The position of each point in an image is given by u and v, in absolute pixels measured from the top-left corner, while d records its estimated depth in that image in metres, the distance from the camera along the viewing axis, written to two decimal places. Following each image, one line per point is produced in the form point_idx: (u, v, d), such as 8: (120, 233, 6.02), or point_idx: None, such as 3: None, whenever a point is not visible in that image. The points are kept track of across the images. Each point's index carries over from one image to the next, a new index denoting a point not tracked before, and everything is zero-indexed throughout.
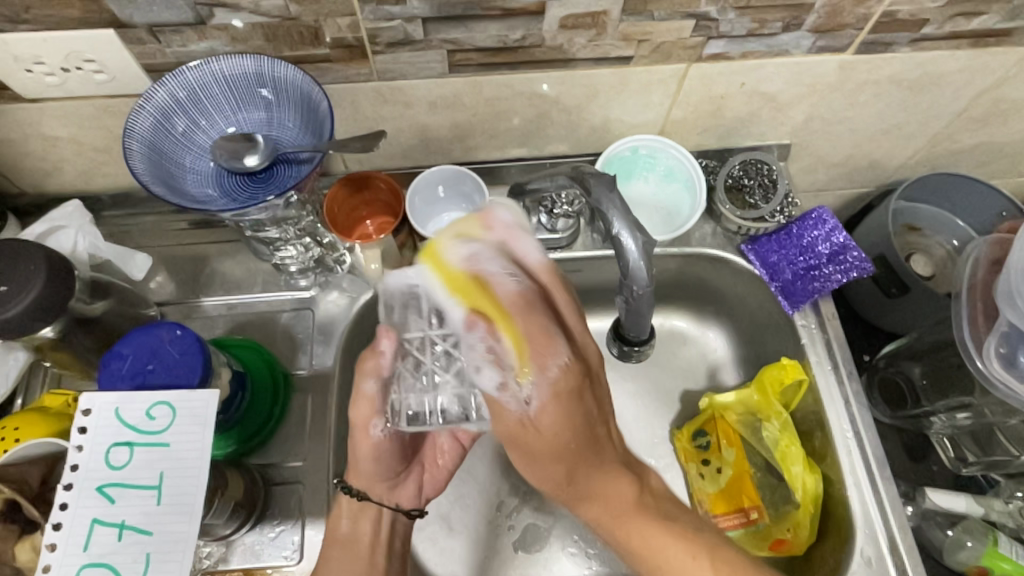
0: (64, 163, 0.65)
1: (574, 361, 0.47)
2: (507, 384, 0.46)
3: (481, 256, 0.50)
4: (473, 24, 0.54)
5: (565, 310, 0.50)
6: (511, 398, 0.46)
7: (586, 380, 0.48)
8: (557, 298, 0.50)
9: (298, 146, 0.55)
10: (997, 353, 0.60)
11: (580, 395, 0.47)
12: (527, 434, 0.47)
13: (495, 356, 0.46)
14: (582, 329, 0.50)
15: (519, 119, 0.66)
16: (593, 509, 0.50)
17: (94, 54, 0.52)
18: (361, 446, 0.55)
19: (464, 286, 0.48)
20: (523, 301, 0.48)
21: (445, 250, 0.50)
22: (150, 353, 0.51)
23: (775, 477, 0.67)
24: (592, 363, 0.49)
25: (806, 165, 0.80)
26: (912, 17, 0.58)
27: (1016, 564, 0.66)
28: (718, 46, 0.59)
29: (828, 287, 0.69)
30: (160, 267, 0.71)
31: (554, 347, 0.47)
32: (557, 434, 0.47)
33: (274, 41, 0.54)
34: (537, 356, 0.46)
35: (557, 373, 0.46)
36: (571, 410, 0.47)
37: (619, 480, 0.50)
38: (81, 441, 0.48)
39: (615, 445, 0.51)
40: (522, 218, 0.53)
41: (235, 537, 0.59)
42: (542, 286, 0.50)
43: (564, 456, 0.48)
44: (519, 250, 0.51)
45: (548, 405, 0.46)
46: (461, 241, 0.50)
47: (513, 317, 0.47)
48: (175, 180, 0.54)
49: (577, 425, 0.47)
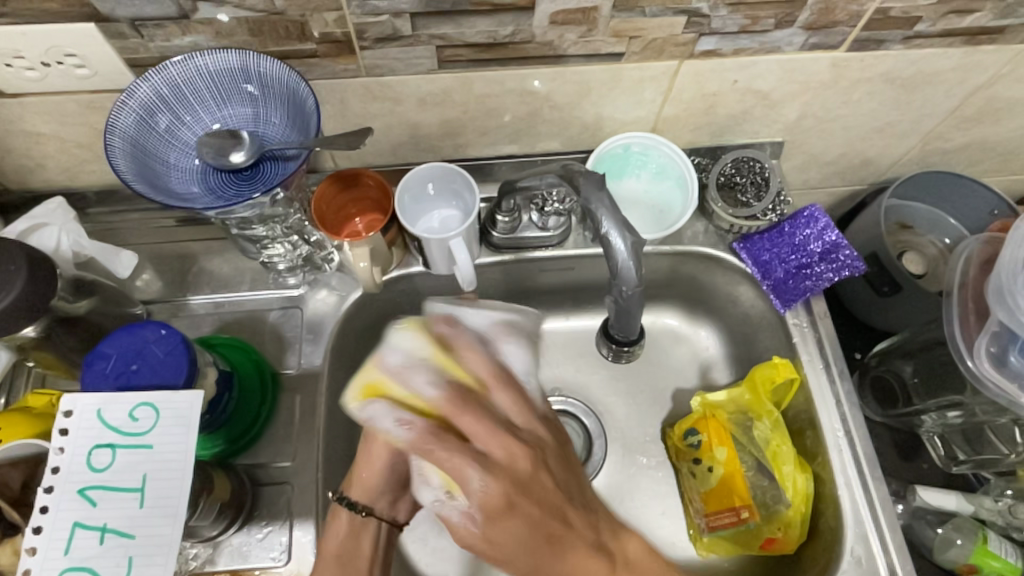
0: (46, 159, 0.64)
1: (490, 480, 0.42)
2: (444, 503, 0.45)
3: (382, 411, 0.47)
4: (463, 19, 0.53)
5: (476, 434, 0.43)
6: (452, 512, 0.44)
7: (514, 490, 0.43)
8: (464, 423, 0.44)
9: (284, 142, 0.55)
10: (987, 353, 0.60)
11: (508, 507, 0.42)
12: (478, 548, 0.45)
13: (428, 483, 0.45)
14: (502, 445, 0.43)
15: (510, 116, 0.65)
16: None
17: (75, 49, 0.51)
18: (376, 449, 0.55)
19: (388, 440, 0.47)
20: (425, 436, 0.44)
21: (353, 408, 0.49)
22: (134, 352, 0.50)
23: (766, 478, 0.66)
24: (522, 468, 0.43)
25: (799, 162, 0.79)
26: (905, 15, 0.57)
27: (1004, 561, 0.67)
28: (710, 43, 0.58)
29: (819, 287, 0.69)
30: (147, 265, 0.70)
31: (466, 475, 0.42)
32: (505, 549, 0.44)
33: (260, 37, 0.53)
34: (458, 486, 0.43)
35: (482, 493, 0.42)
36: (506, 527, 0.43)
37: (589, 561, 0.44)
38: (62, 443, 0.48)
39: (581, 526, 0.45)
40: (421, 343, 0.50)
41: (222, 538, 0.58)
42: (444, 409, 0.45)
43: (524, 557, 0.44)
44: (418, 387, 0.47)
45: (485, 523, 0.43)
46: (376, 383, 0.49)
47: (427, 458, 0.44)
48: (158, 178, 0.53)
49: (522, 536, 0.43)
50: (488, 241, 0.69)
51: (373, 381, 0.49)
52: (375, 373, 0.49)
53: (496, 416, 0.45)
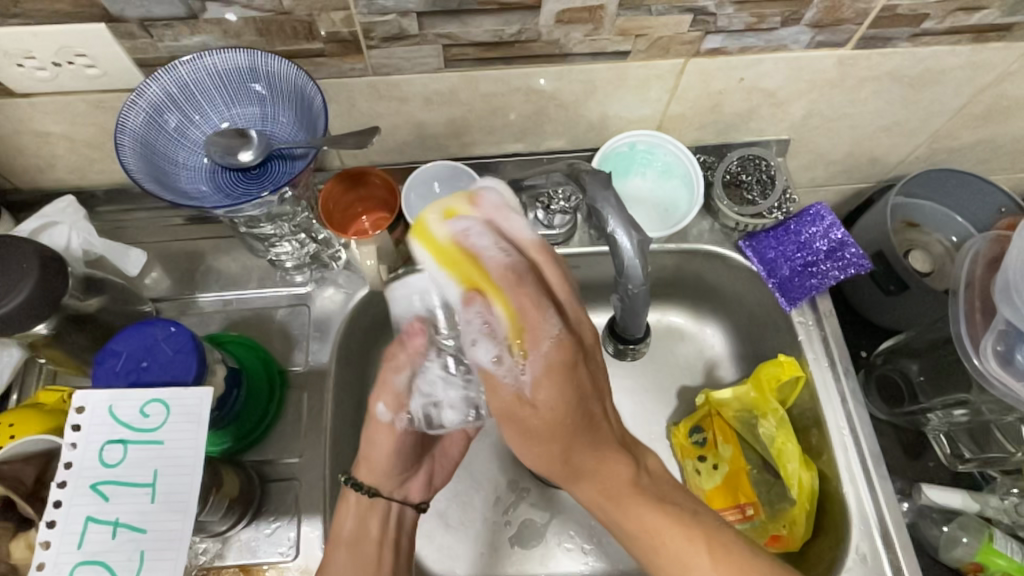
0: (56, 158, 0.65)
1: (565, 329, 0.46)
2: (504, 356, 0.46)
3: (471, 229, 0.49)
4: (469, 19, 0.53)
5: (559, 289, 0.48)
6: (506, 370, 0.46)
7: (579, 355, 0.47)
8: (547, 275, 0.48)
9: (292, 141, 0.55)
10: (994, 351, 0.60)
11: (573, 368, 0.46)
12: (520, 408, 0.46)
13: (489, 330, 0.46)
14: (576, 311, 0.48)
15: (516, 114, 0.65)
16: (586, 490, 0.50)
17: (85, 49, 0.52)
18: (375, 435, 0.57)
19: (451, 257, 0.48)
20: (514, 276, 0.47)
21: (432, 224, 0.49)
22: (145, 349, 0.51)
23: (771, 474, 0.67)
24: (586, 338, 0.48)
25: (804, 161, 0.79)
26: (911, 13, 0.57)
27: (1011, 559, 0.67)
28: (716, 41, 0.58)
29: (824, 284, 0.69)
30: (155, 263, 0.71)
31: (545, 322, 0.46)
32: (551, 409, 0.46)
33: (267, 36, 0.54)
34: (531, 328, 0.46)
35: (552, 344, 0.46)
36: (563, 386, 0.46)
37: (615, 459, 0.49)
38: (75, 439, 0.48)
39: (613, 428, 0.50)
40: (510, 196, 0.52)
41: (231, 533, 0.59)
42: (536, 254, 0.48)
43: (560, 435, 0.47)
44: (509, 226, 0.49)
45: (542, 381, 0.46)
46: (448, 216, 0.50)
47: (506, 291, 0.46)
48: (167, 177, 0.53)
49: (572, 403, 0.46)
50: None
51: (454, 210, 0.50)
52: (480, 195, 0.51)
53: (568, 275, 0.49)
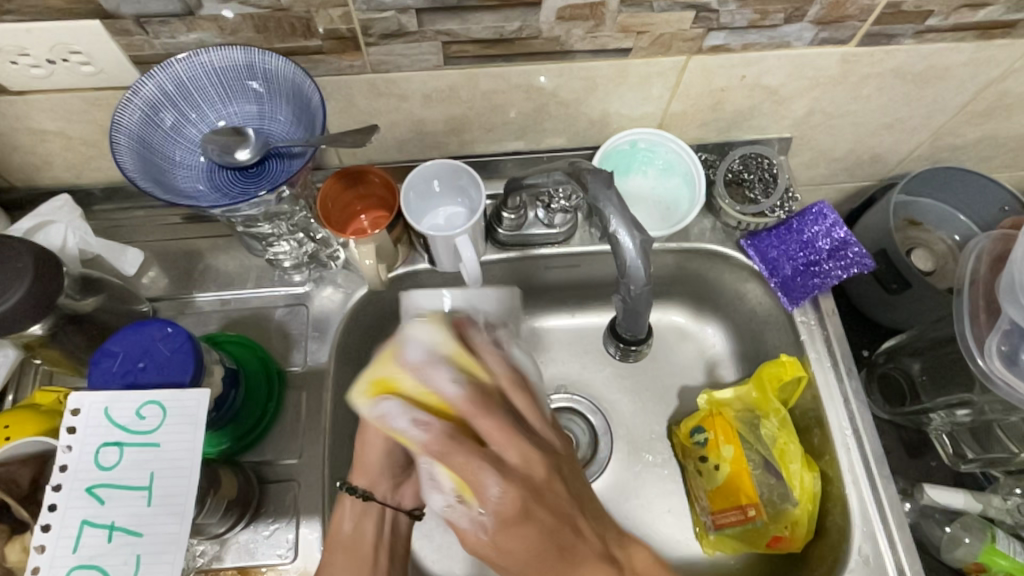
0: (52, 156, 0.64)
1: (506, 486, 0.43)
2: (455, 506, 0.45)
3: (394, 409, 0.48)
4: (468, 15, 0.53)
5: (496, 439, 0.45)
6: (463, 519, 0.45)
7: (530, 497, 0.44)
8: (481, 425, 0.45)
9: (289, 140, 0.54)
10: (998, 351, 0.59)
11: (527, 514, 0.43)
12: (489, 552, 0.46)
13: (447, 491, 0.46)
14: (518, 451, 0.44)
15: (516, 112, 0.65)
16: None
17: (80, 46, 0.51)
18: (367, 433, 0.55)
19: (401, 397, 0.49)
20: (444, 439, 0.45)
21: (380, 392, 0.50)
22: (141, 350, 0.50)
23: (771, 474, 0.66)
24: (539, 474, 0.44)
25: (807, 159, 0.79)
26: (916, 9, 0.56)
27: (1013, 560, 0.66)
28: (718, 38, 0.58)
29: (827, 284, 0.68)
30: (152, 262, 0.70)
31: (484, 483, 0.43)
32: (515, 552, 0.44)
33: (265, 33, 0.53)
34: (475, 491, 0.43)
35: (499, 501, 0.43)
36: (518, 534, 0.44)
37: (599, 571, 0.45)
38: (70, 441, 0.48)
39: (591, 544, 0.46)
40: (441, 337, 0.52)
41: (230, 535, 0.58)
42: (465, 408, 0.46)
43: (536, 565, 0.45)
44: (429, 374, 0.49)
45: (500, 528, 0.44)
46: (388, 382, 0.50)
47: (443, 460, 0.44)
48: (163, 175, 0.53)
49: (535, 546, 0.44)
50: (494, 238, 0.69)
51: (390, 380, 0.50)
52: (415, 332, 0.53)
53: (512, 415, 0.47)
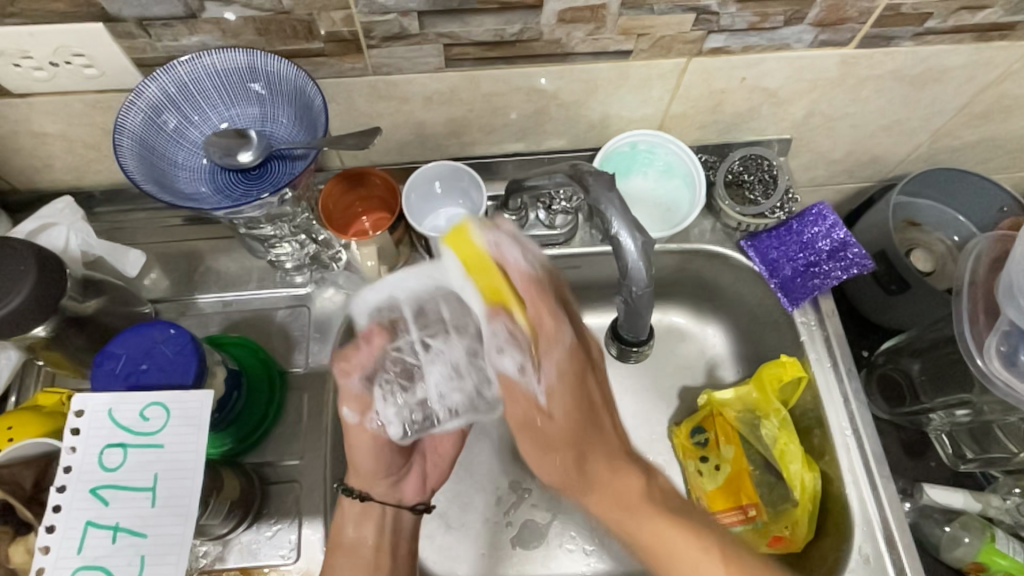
0: (54, 159, 0.64)
1: (574, 352, 0.50)
2: (529, 367, 0.48)
3: (503, 241, 0.49)
4: (470, 18, 0.53)
5: (574, 314, 0.52)
6: (531, 381, 0.48)
7: (587, 368, 0.51)
8: (564, 299, 0.52)
9: (291, 142, 0.54)
10: (997, 351, 0.60)
11: (581, 379, 0.50)
12: (534, 413, 0.49)
13: (512, 334, 0.48)
14: (580, 344, 0.51)
15: (516, 114, 0.65)
16: (594, 496, 0.51)
17: (83, 49, 0.52)
18: (354, 442, 0.56)
19: (480, 265, 0.48)
20: (534, 288, 0.48)
21: (471, 230, 0.49)
22: (144, 352, 0.51)
23: (772, 475, 0.68)
24: (593, 353, 0.53)
25: (806, 160, 0.79)
26: (915, 11, 0.57)
27: (1012, 560, 0.67)
28: (718, 41, 0.58)
29: (827, 285, 0.69)
30: (154, 264, 0.70)
31: (561, 331, 0.49)
32: (563, 424, 0.50)
33: (266, 36, 0.53)
34: (545, 335, 0.48)
35: (564, 352, 0.49)
36: (570, 391, 0.49)
37: (625, 471, 0.51)
38: (74, 443, 0.48)
39: (614, 432, 0.52)
40: (512, 228, 0.51)
41: (232, 536, 0.58)
42: (554, 278, 0.51)
43: (568, 445, 0.50)
44: (528, 250, 0.50)
45: (555, 385, 0.49)
46: (485, 227, 0.49)
47: (533, 307, 0.48)
48: (166, 177, 0.53)
49: (576, 415, 0.50)
50: None
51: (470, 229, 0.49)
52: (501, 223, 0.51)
53: (574, 313, 0.53)
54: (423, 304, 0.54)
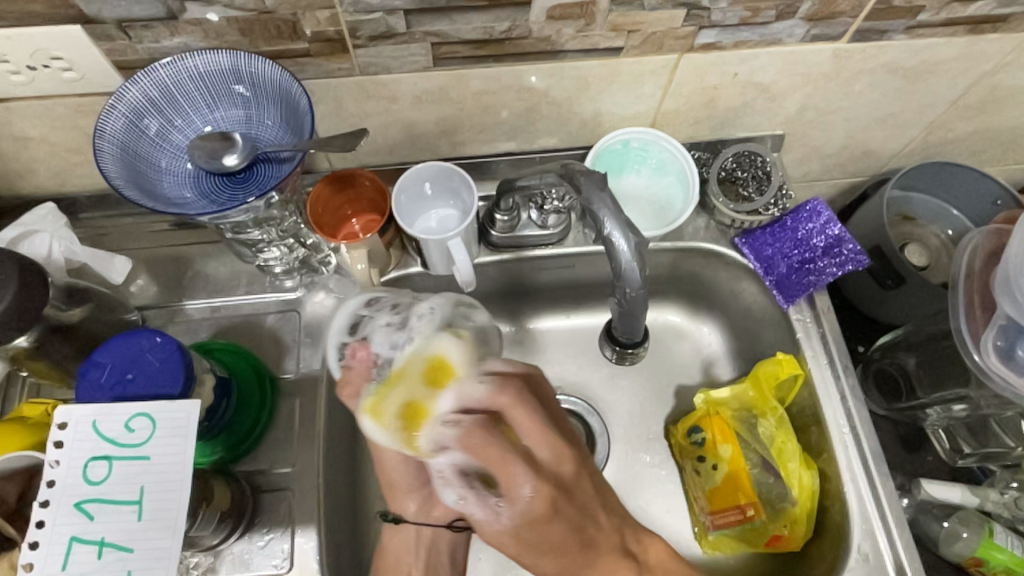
0: (36, 164, 0.63)
1: (539, 482, 0.47)
2: (467, 498, 0.49)
3: (439, 433, 0.49)
4: (458, 16, 0.52)
5: (527, 433, 0.49)
6: (477, 509, 0.49)
7: (558, 493, 0.49)
8: (515, 418, 0.49)
9: (277, 144, 0.53)
10: (994, 347, 0.59)
11: (554, 511, 0.49)
12: (505, 540, 0.50)
13: (465, 476, 0.49)
14: (551, 446, 0.49)
15: (507, 112, 0.64)
16: (552, 562, 0.51)
17: (62, 52, 0.50)
18: (383, 457, 0.57)
19: (419, 415, 0.50)
20: (478, 436, 0.47)
21: (388, 406, 0.51)
22: (129, 361, 0.49)
23: (772, 475, 0.65)
24: (566, 470, 0.50)
25: (800, 155, 0.78)
26: (907, 4, 0.56)
27: (1010, 553, 0.67)
28: (710, 36, 0.57)
29: (822, 281, 0.68)
30: (141, 270, 0.69)
31: (517, 484, 0.47)
32: (547, 540, 0.50)
33: (250, 36, 0.52)
34: (508, 490, 0.47)
35: (529, 501, 0.47)
36: (546, 528, 0.49)
37: (620, 562, 0.53)
38: (58, 456, 0.47)
39: (607, 532, 0.53)
40: (455, 346, 0.53)
41: (223, 546, 0.57)
42: (501, 404, 0.49)
43: (557, 552, 0.51)
44: (465, 383, 0.51)
45: (522, 525, 0.49)
46: (409, 407, 0.50)
47: (473, 454, 0.47)
48: (149, 183, 0.52)
49: (557, 539, 0.50)
50: (487, 239, 0.68)
51: (443, 362, 0.52)
52: (449, 356, 0.53)
53: (537, 421, 0.49)
54: (363, 322, 0.57)
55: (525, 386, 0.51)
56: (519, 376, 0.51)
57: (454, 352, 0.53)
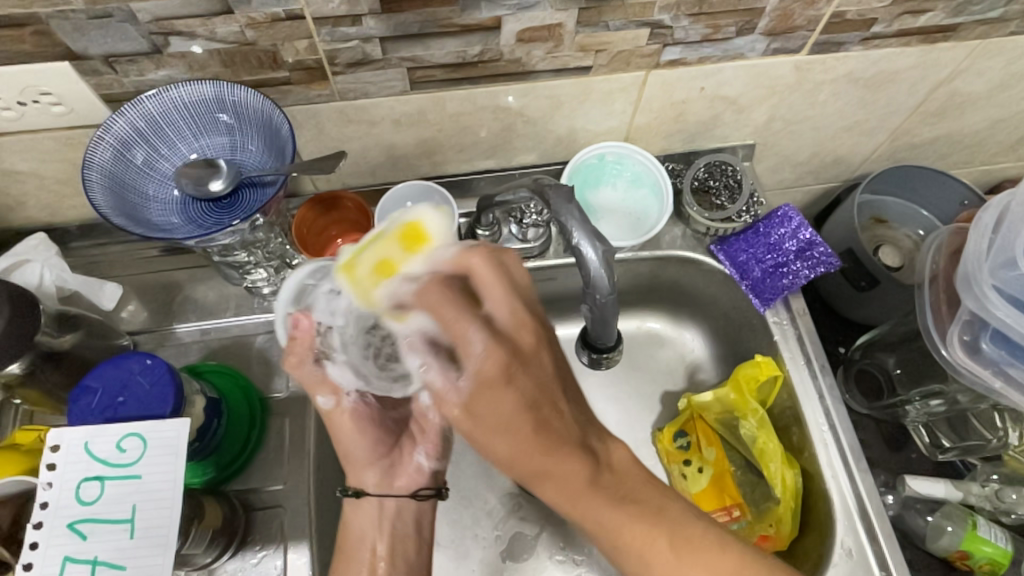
0: (27, 196, 0.64)
1: (491, 344, 0.43)
2: (429, 365, 0.47)
3: (399, 288, 0.49)
4: (432, 42, 0.55)
5: (488, 294, 0.46)
6: (433, 374, 0.46)
7: (513, 360, 0.43)
8: (481, 277, 0.46)
9: (261, 169, 0.55)
10: (961, 341, 0.61)
11: (506, 374, 0.43)
12: (461, 416, 0.45)
13: (431, 344, 0.48)
14: (512, 313, 0.45)
15: (485, 132, 0.66)
16: (501, 442, 0.44)
17: (50, 88, 0.52)
18: (340, 428, 0.54)
19: (388, 270, 0.50)
20: (434, 295, 0.47)
21: (360, 262, 0.51)
22: (120, 384, 0.51)
23: (755, 474, 0.69)
24: (524, 342, 0.44)
25: (771, 164, 0.81)
26: (861, 17, 0.59)
27: (994, 546, 0.68)
28: (674, 53, 0.60)
29: (797, 283, 0.70)
30: (131, 296, 0.70)
31: (468, 336, 0.44)
32: (500, 408, 0.43)
33: (232, 67, 0.54)
34: (461, 345, 0.44)
35: (481, 358, 0.43)
36: (498, 398, 0.43)
37: (577, 460, 0.45)
38: (50, 478, 0.48)
39: (568, 425, 0.45)
40: (429, 215, 0.51)
41: (217, 565, 0.58)
42: (470, 264, 0.47)
43: (512, 428, 0.43)
44: (436, 253, 0.49)
45: (477, 390, 0.44)
46: (380, 261, 0.50)
47: (432, 313, 0.46)
48: (137, 210, 0.54)
49: (517, 411, 0.43)
50: None
51: (419, 228, 0.50)
52: (427, 224, 0.51)
53: (511, 277, 0.46)
54: (307, 291, 0.53)
55: (496, 254, 0.47)
56: (495, 249, 0.48)
57: (432, 221, 0.51)
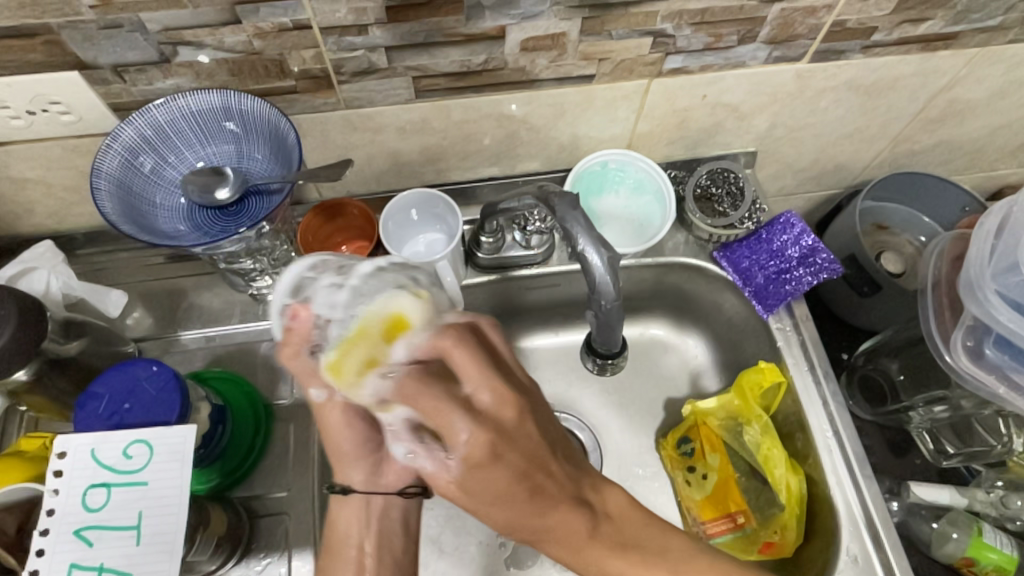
0: (34, 204, 0.65)
1: (478, 429, 0.44)
2: (419, 450, 0.47)
3: (378, 383, 0.48)
4: (437, 51, 0.55)
5: (466, 376, 0.46)
6: (425, 461, 0.47)
7: (498, 440, 0.44)
8: (456, 361, 0.46)
9: (267, 177, 0.56)
10: (964, 347, 0.61)
11: (494, 456, 0.44)
12: (457, 497, 0.46)
13: (416, 431, 0.48)
14: (490, 391, 0.45)
15: (489, 139, 0.67)
16: (499, 513, 0.46)
17: (60, 97, 0.53)
18: (330, 423, 0.53)
19: (371, 363, 0.48)
20: (413, 385, 0.46)
21: (348, 371, 0.48)
22: (127, 391, 0.51)
23: (760, 480, 0.68)
24: (507, 417, 0.45)
25: (774, 171, 0.81)
26: (861, 26, 0.60)
27: (1001, 553, 0.67)
28: (677, 61, 0.61)
29: (799, 290, 0.70)
30: (137, 303, 0.71)
31: (454, 425, 0.44)
32: (492, 483, 0.45)
33: (239, 76, 0.55)
34: (444, 433, 0.44)
35: (467, 445, 0.44)
36: (490, 475, 0.44)
37: (572, 513, 0.47)
38: (57, 485, 0.48)
39: (563, 482, 0.47)
40: (411, 305, 0.49)
41: (221, 572, 0.58)
42: (444, 347, 0.47)
43: (507, 499, 0.45)
44: (419, 337, 0.48)
45: (467, 471, 0.45)
46: (365, 360, 0.48)
47: (413, 403, 0.46)
48: (144, 218, 0.54)
49: (504, 488, 0.45)
50: (474, 261, 0.70)
51: (402, 318, 0.48)
52: (408, 311, 0.49)
53: (484, 350, 0.47)
54: (306, 284, 0.51)
55: (467, 333, 0.48)
56: (464, 324, 0.49)
57: (411, 307, 0.49)
